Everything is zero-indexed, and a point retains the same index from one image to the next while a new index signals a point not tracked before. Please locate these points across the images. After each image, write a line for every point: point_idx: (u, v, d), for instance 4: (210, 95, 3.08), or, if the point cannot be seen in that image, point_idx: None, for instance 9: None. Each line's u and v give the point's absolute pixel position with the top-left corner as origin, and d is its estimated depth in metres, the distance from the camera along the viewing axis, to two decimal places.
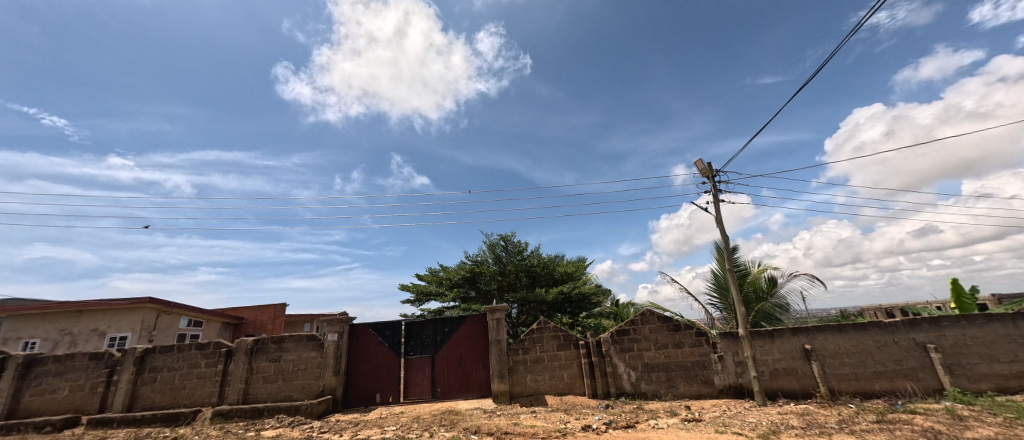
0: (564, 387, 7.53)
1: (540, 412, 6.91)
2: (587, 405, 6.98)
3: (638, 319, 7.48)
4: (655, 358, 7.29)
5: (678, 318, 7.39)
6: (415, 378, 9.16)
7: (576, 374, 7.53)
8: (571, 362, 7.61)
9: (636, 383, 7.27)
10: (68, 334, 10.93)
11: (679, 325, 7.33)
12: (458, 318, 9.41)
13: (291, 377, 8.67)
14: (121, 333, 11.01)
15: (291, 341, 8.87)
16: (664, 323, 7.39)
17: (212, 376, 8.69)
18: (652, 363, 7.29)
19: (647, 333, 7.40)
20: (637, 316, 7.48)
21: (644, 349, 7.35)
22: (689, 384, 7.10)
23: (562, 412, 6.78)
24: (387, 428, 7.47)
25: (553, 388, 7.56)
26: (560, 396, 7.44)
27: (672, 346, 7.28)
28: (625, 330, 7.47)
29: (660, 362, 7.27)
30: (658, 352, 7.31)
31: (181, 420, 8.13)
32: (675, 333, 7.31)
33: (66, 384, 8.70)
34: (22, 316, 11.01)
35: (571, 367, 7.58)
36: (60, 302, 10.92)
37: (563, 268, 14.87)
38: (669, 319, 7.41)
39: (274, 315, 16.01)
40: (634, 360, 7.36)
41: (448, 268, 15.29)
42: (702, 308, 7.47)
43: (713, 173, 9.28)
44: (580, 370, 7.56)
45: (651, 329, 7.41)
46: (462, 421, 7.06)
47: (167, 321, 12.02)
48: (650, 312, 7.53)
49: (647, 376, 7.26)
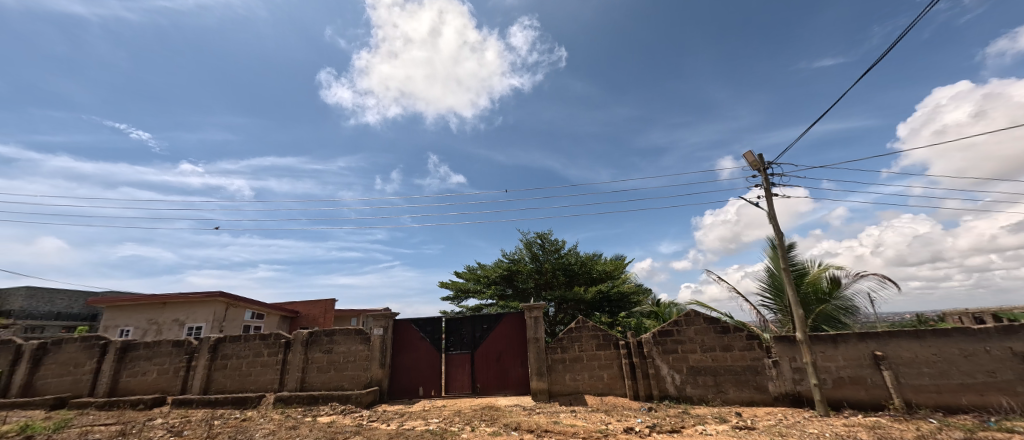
0: (604, 388, 7.42)
1: (579, 411, 6.87)
2: (629, 407, 6.83)
3: (681, 320, 7.19)
4: (701, 361, 6.98)
5: (726, 320, 7.02)
6: (456, 373, 9.42)
7: (616, 375, 7.39)
8: (611, 362, 7.47)
9: (681, 386, 7.00)
10: (155, 324, 12.37)
11: (727, 327, 6.97)
12: (496, 316, 9.56)
13: (342, 368, 9.23)
14: (198, 323, 12.29)
15: (341, 335, 9.45)
16: (710, 324, 7.06)
17: (273, 364, 9.48)
18: (697, 367, 6.99)
19: (692, 335, 7.09)
20: (681, 316, 7.20)
21: (690, 351, 7.06)
22: (739, 390, 6.73)
23: (603, 413, 6.69)
24: (430, 420, 7.76)
25: (592, 388, 7.47)
26: (599, 396, 7.34)
27: (720, 348, 6.93)
28: (668, 331, 7.20)
29: (706, 365, 6.96)
30: (704, 355, 6.99)
31: (248, 404, 8.96)
32: (723, 336, 6.95)
33: (154, 367, 9.87)
34: (118, 307, 12.61)
35: (612, 367, 7.45)
36: (148, 295, 12.37)
37: (602, 267, 14.60)
38: (717, 320, 7.06)
39: (325, 310, 17.11)
40: (677, 362, 7.08)
41: (485, 266, 15.51)
42: (753, 310, 7.04)
43: (765, 165, 8.70)
44: (620, 371, 7.40)
45: (697, 330, 7.09)
46: (503, 417, 7.16)
47: (234, 313, 13.25)
48: (695, 313, 7.21)
49: (693, 380, 6.97)
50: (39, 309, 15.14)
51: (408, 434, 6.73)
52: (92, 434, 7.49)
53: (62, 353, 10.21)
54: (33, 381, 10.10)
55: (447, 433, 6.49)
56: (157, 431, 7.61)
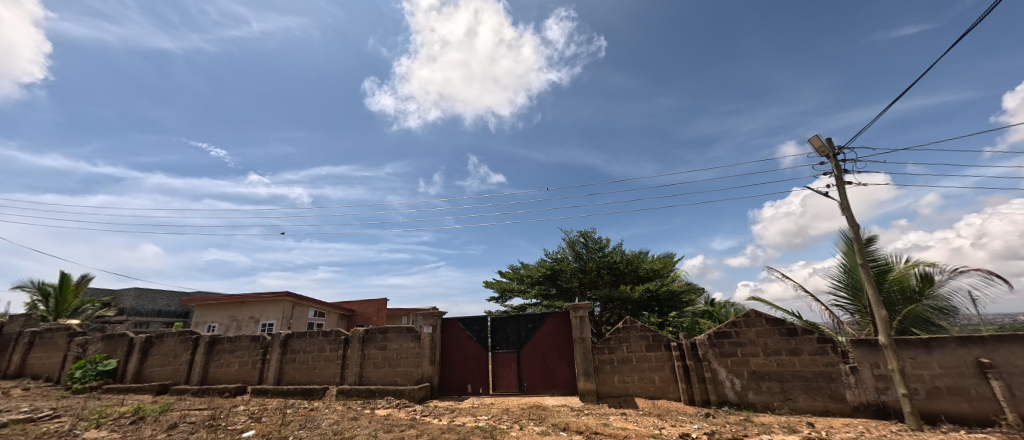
0: (655, 391, 7.12)
1: (630, 414, 6.66)
2: (684, 412, 6.49)
3: (740, 321, 6.72)
4: (764, 366, 6.48)
5: (793, 321, 6.45)
6: (502, 372, 9.53)
7: (669, 378, 7.06)
8: (663, 364, 7.15)
9: (742, 392, 6.53)
10: (235, 320, 13.82)
11: (794, 329, 6.40)
12: (541, 315, 9.56)
13: (395, 364, 9.71)
14: (270, 320, 13.57)
15: (394, 332, 9.96)
16: (774, 326, 6.52)
17: (335, 359, 10.21)
18: (759, 371, 6.49)
19: (752, 337, 6.61)
20: (739, 316, 6.73)
21: (751, 354, 6.58)
22: (810, 398, 6.15)
23: (656, 417, 6.43)
24: (480, 417, 7.93)
25: (643, 391, 7.21)
26: (651, 400, 7.06)
27: (787, 352, 6.38)
28: (725, 332, 6.77)
29: (771, 370, 6.44)
30: (768, 359, 6.48)
31: (315, 395, 9.72)
32: (790, 339, 6.39)
33: (236, 359, 11.03)
34: (206, 305, 14.25)
35: (663, 370, 7.13)
36: (228, 295, 13.85)
37: (649, 265, 14.07)
38: (782, 322, 6.51)
39: (379, 309, 18.09)
40: (737, 366, 6.62)
41: (529, 265, 15.52)
42: (825, 310, 6.41)
43: (835, 150, 7.86)
44: (673, 373, 7.05)
45: (758, 333, 6.59)
46: (551, 417, 7.13)
47: (300, 311, 14.47)
48: (757, 314, 6.70)
49: (756, 385, 6.48)
50: (144, 307, 17.51)
51: (459, 430, 6.92)
52: (190, 417, 8.53)
53: (164, 346, 11.73)
54: (142, 370, 11.71)
55: (496, 431, 6.57)
56: (240, 417, 8.49)
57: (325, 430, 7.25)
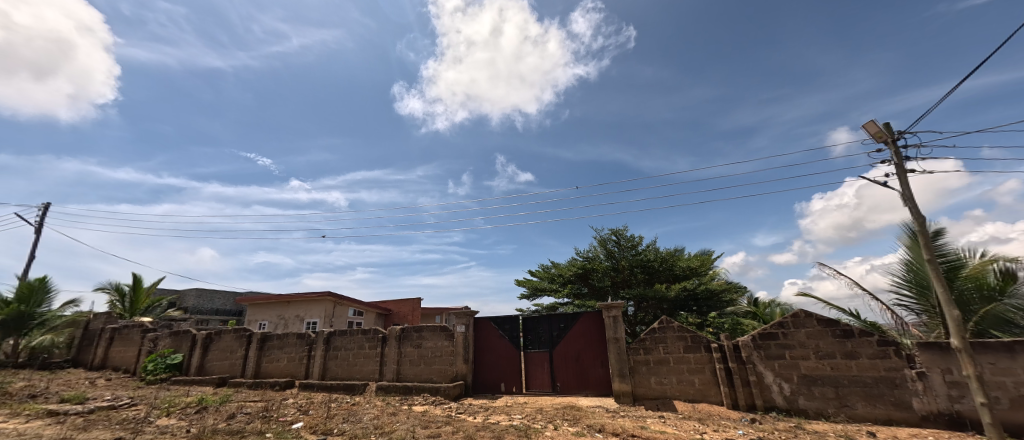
0: (695, 394, 6.81)
1: (669, 418, 6.42)
2: (727, 416, 6.18)
3: (788, 322, 6.30)
4: (816, 370, 6.04)
5: (848, 322, 5.97)
6: (536, 371, 9.52)
7: (710, 381, 6.72)
8: (703, 366, 6.81)
9: (791, 397, 6.13)
10: (283, 318, 14.70)
11: (850, 331, 5.92)
12: (573, 315, 9.45)
13: (430, 362, 9.94)
14: (314, 318, 14.34)
15: (428, 331, 10.18)
16: (827, 328, 6.07)
17: (374, 356, 10.62)
18: (811, 376, 6.06)
19: (802, 339, 6.19)
20: (787, 317, 6.31)
21: (800, 357, 6.16)
22: (871, 405, 5.66)
23: (696, 421, 6.16)
24: (514, 416, 7.96)
25: (681, 393, 6.92)
26: (691, 403, 6.76)
27: (841, 356, 5.92)
28: (771, 334, 6.38)
29: (824, 375, 5.99)
30: (820, 362, 6.04)
31: (356, 391, 10.16)
32: (845, 341, 5.92)
33: (285, 355, 11.74)
34: (257, 304, 15.26)
35: (703, 372, 6.80)
36: (275, 295, 14.75)
37: (685, 263, 13.58)
38: (836, 323, 6.03)
39: (413, 308, 18.61)
40: (785, 369, 6.22)
41: (560, 264, 15.38)
42: (886, 310, 5.87)
43: (894, 135, 7.19)
44: (714, 376, 6.71)
45: (809, 334, 6.15)
46: (586, 417, 7.03)
47: (341, 310, 15.18)
48: (807, 314, 6.25)
49: (807, 390, 6.05)
50: (204, 306, 19.02)
51: (494, 428, 6.97)
52: (246, 408, 9.18)
53: (222, 342, 12.69)
54: (204, 363, 12.72)
55: (530, 431, 6.54)
56: (289, 409, 9.03)
57: (366, 424, 7.56)
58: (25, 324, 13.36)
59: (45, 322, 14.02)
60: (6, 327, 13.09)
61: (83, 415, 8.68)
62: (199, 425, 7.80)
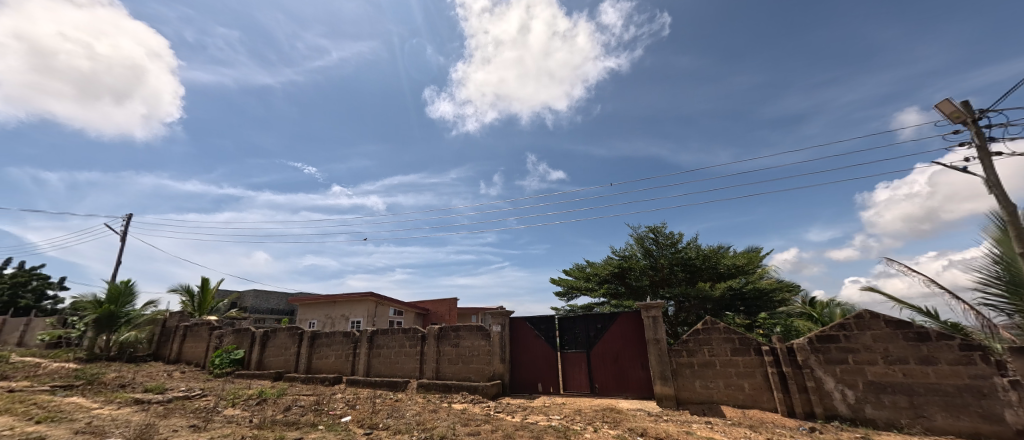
0: (745, 400, 6.36)
1: (716, 424, 6.06)
2: (782, 424, 5.72)
3: (850, 323, 5.74)
4: (884, 376, 5.46)
5: (923, 323, 5.35)
6: (573, 372, 9.38)
7: (761, 386, 6.25)
8: (753, 370, 6.35)
9: (856, 405, 5.57)
10: (330, 317, 15.50)
11: (925, 334, 5.30)
12: (610, 315, 9.21)
13: (468, 361, 10.06)
14: (358, 318, 15.04)
15: (466, 330, 10.32)
16: (898, 330, 5.46)
17: (414, 354, 10.93)
18: (880, 383, 5.47)
19: (867, 342, 5.61)
20: (849, 318, 5.76)
21: (866, 363, 5.59)
22: (954, 417, 5.02)
23: (747, 428, 5.76)
24: (552, 416, 7.88)
25: (729, 398, 6.50)
26: (740, 408, 6.33)
27: (916, 361, 5.30)
28: (831, 336, 5.84)
29: (895, 381, 5.39)
30: (889, 368, 5.45)
31: (398, 387, 10.53)
32: (920, 345, 5.30)
33: (332, 352, 12.38)
34: (307, 304, 16.22)
35: (754, 376, 6.33)
36: (322, 295, 15.60)
37: (730, 261, 12.87)
38: (909, 325, 5.42)
39: (450, 308, 18.99)
40: (848, 375, 5.67)
41: (595, 263, 15.05)
42: (969, 310, 5.20)
43: (975, 114, 6.36)
44: (766, 381, 6.23)
45: (876, 337, 5.57)
46: (627, 421, 6.81)
47: (382, 309, 15.80)
48: (873, 315, 5.67)
49: (874, 399, 5.48)
50: (260, 306, 20.51)
51: (532, 428, 6.93)
52: (300, 401, 9.79)
53: (277, 339, 13.60)
54: (262, 359, 13.70)
55: (570, 432, 6.44)
56: (338, 403, 9.51)
57: (409, 420, 7.80)
58: (115, 322, 15.07)
59: (130, 319, 15.68)
60: (100, 324, 14.82)
61: (163, 404, 9.63)
62: (260, 416, 8.41)
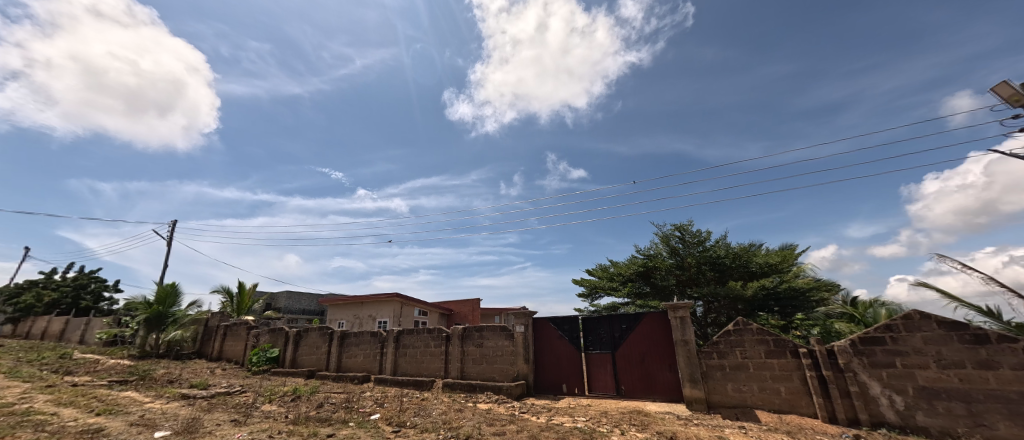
0: (782, 404, 6.04)
1: (751, 429, 5.78)
2: (823, 431, 5.38)
3: (898, 324, 5.34)
4: (937, 381, 5.04)
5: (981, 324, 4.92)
6: (598, 373, 9.22)
7: (799, 390, 5.92)
8: (789, 373, 6.04)
9: (905, 412, 5.16)
10: (357, 317, 15.92)
11: (984, 336, 4.87)
12: (635, 315, 9.01)
13: (492, 361, 10.07)
14: (384, 318, 15.39)
15: (489, 330, 10.33)
16: (953, 332, 5.04)
17: (439, 354, 11.06)
18: (933, 388, 5.05)
19: (917, 345, 5.21)
20: (896, 319, 5.36)
21: (916, 366, 5.18)
22: (1019, 427, 4.57)
23: (784, 434, 5.46)
24: (578, 418, 7.77)
25: (765, 403, 6.19)
26: (776, 414, 6.02)
27: (973, 366, 4.88)
28: (877, 338, 5.45)
29: (951, 387, 4.97)
30: (943, 372, 5.04)
31: (425, 386, 10.68)
32: (978, 349, 4.88)
33: (361, 351, 12.70)
34: (336, 304, 16.73)
35: (791, 380, 6.02)
36: (350, 296, 16.06)
37: (762, 259, 12.32)
38: (965, 327, 5.00)
39: (473, 308, 19.11)
40: (896, 380, 5.26)
41: (619, 263, 14.76)
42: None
43: None
44: (805, 385, 5.90)
45: (927, 339, 5.16)
46: (655, 424, 6.61)
47: (407, 310, 16.10)
48: (924, 315, 5.26)
49: (926, 405, 5.06)
50: (293, 306, 21.35)
51: (558, 429, 6.85)
52: (331, 398, 10.10)
53: (309, 338, 14.09)
54: (296, 357, 14.24)
55: (596, 434, 6.33)
56: (367, 401, 9.74)
57: (436, 418, 7.88)
58: (163, 321, 16.06)
59: (177, 319, 16.67)
60: (150, 324, 15.84)
61: (207, 399, 10.16)
62: (295, 412, 8.72)
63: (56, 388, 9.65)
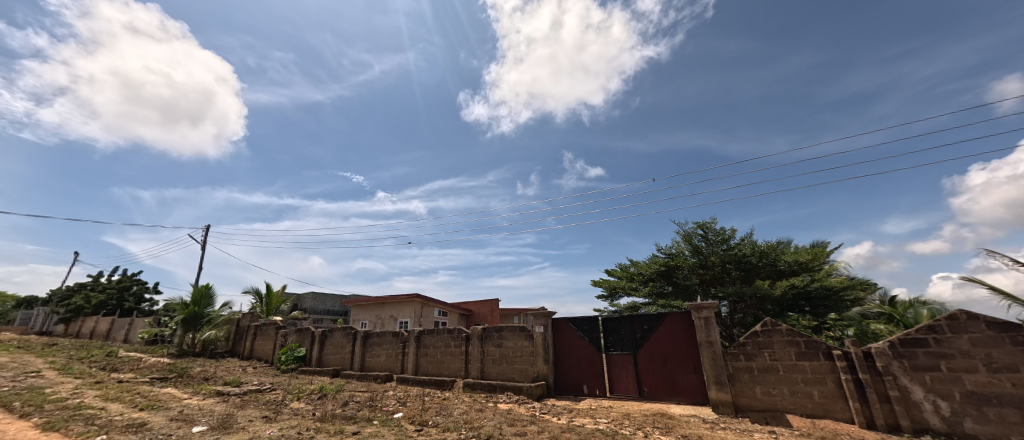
0: (815, 409, 5.75)
1: (782, 434, 5.52)
2: (861, 438, 5.08)
3: (942, 325, 5.00)
4: (988, 386, 4.68)
5: None
6: (619, 374, 9.05)
7: (834, 394, 5.63)
8: (823, 377, 5.75)
9: (952, 419, 4.82)
10: (380, 318, 16.21)
11: None
12: (657, 316, 8.80)
13: (512, 362, 10.05)
14: (405, 318, 15.62)
15: (508, 331, 10.30)
16: (1004, 333, 4.68)
17: (459, 354, 11.12)
18: (982, 394, 4.70)
19: (964, 347, 4.86)
20: (940, 319, 5.02)
21: (963, 370, 4.83)
22: None
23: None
24: (599, 419, 7.64)
25: (796, 407, 5.92)
26: (809, 418, 5.74)
27: None
28: (919, 340, 5.10)
29: (1003, 393, 4.61)
30: (993, 377, 4.68)
31: (446, 386, 10.77)
32: None
33: (383, 351, 12.93)
34: (358, 305, 17.10)
35: (824, 383, 5.72)
36: (372, 297, 16.38)
37: (791, 257, 11.83)
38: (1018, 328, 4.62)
39: (492, 309, 19.16)
40: (941, 384, 4.92)
41: (639, 262, 14.47)
42: None
43: None
44: (840, 389, 5.60)
45: (975, 341, 4.81)
46: (679, 427, 6.42)
47: (428, 310, 16.28)
48: (971, 316, 4.90)
49: (975, 411, 4.71)
50: (318, 307, 21.97)
51: (579, 430, 6.76)
52: (356, 397, 10.33)
53: (334, 338, 14.45)
54: (322, 357, 14.63)
55: (618, 436, 6.20)
56: (391, 400, 9.90)
57: (457, 418, 7.92)
58: (198, 321, 16.81)
59: (211, 319, 17.42)
60: (187, 324, 16.62)
61: (240, 396, 10.57)
62: (322, 409, 8.96)
63: (103, 384, 10.25)
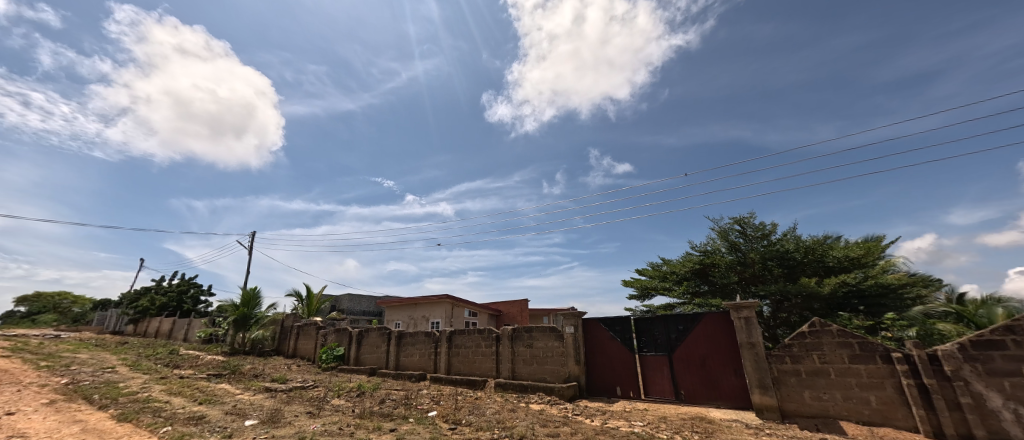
0: (873, 416, 5.28)
1: None
2: None
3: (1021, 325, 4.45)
4: None
5: None
6: (654, 376, 8.74)
7: (894, 400, 5.14)
8: (881, 381, 5.26)
9: None
10: (412, 318, 16.58)
11: None
12: (693, 316, 8.43)
13: (543, 362, 9.95)
14: (437, 319, 15.88)
15: (539, 331, 10.20)
16: None
17: (490, 354, 11.14)
18: None
19: None
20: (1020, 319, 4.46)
21: None
22: None
23: None
24: (634, 422, 7.41)
25: (851, 413, 5.46)
26: (866, 426, 5.27)
27: None
28: (995, 342, 4.56)
29: None
30: None
31: (477, 386, 10.83)
32: None
33: (416, 350, 13.20)
34: (392, 306, 17.57)
35: (882, 388, 5.24)
36: (405, 298, 16.79)
37: (841, 253, 11.02)
38: None
39: (521, 309, 19.12)
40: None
41: (673, 261, 13.96)
42: None
43: None
44: (901, 394, 5.11)
45: None
46: (720, 432, 6.08)
47: (458, 311, 16.46)
48: None
49: None
50: (355, 308, 22.75)
51: (613, 433, 6.57)
52: (392, 395, 10.60)
53: (369, 338, 14.92)
54: (359, 355, 15.14)
55: None
56: (425, 399, 10.07)
57: (490, 417, 7.94)
58: (247, 322, 17.87)
59: (258, 320, 18.46)
60: (237, 324, 17.69)
61: (286, 392, 11.13)
62: (361, 406, 9.25)
63: (167, 379, 11.10)
